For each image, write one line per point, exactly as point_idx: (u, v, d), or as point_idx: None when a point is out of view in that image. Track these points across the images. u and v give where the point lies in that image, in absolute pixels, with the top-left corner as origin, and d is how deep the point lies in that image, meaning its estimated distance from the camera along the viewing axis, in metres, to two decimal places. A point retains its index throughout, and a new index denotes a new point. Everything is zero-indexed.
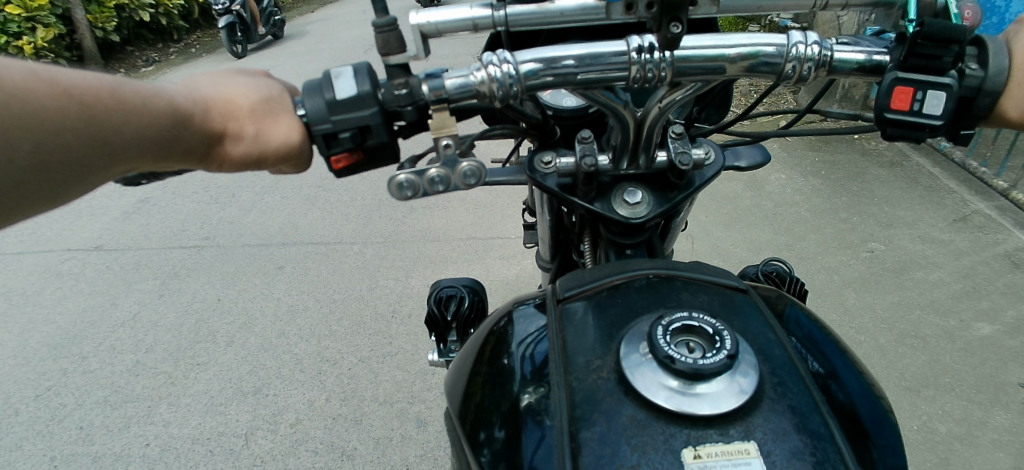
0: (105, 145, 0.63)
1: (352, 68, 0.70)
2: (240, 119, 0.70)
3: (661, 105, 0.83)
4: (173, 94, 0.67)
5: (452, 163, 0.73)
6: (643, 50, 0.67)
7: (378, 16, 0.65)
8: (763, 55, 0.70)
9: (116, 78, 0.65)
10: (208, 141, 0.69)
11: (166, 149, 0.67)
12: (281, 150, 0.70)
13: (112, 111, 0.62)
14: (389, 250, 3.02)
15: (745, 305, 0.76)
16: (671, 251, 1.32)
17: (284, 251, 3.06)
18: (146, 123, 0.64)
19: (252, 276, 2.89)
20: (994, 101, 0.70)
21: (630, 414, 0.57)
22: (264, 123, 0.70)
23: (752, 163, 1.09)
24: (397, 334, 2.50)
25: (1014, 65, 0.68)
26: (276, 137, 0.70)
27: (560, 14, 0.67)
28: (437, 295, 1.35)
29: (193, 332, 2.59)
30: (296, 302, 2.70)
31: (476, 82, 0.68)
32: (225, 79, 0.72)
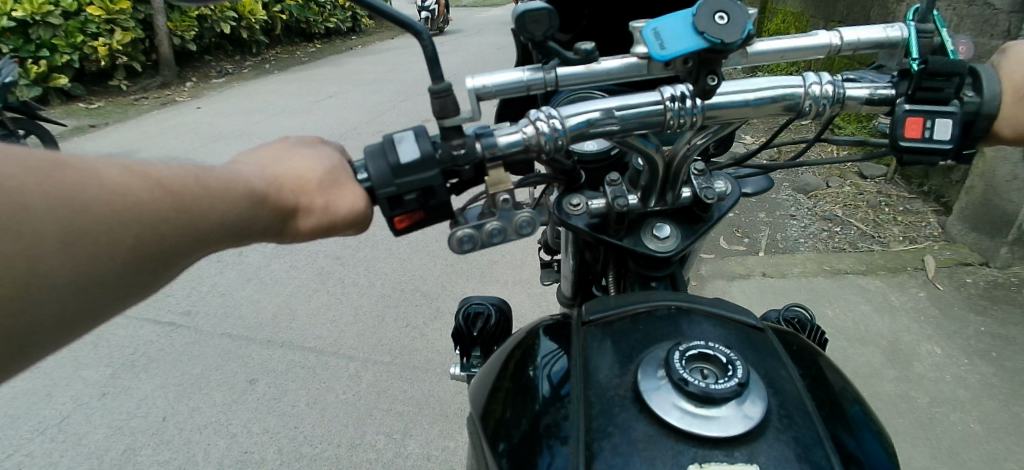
0: (194, 234, 0.65)
1: (410, 134, 0.76)
2: (312, 195, 0.75)
3: (687, 148, 0.90)
4: (248, 176, 0.72)
5: (508, 217, 0.80)
6: (676, 98, 0.74)
7: (434, 83, 0.73)
8: (796, 97, 0.77)
9: (195, 168, 0.68)
10: (284, 217, 0.73)
11: (248, 230, 0.70)
12: (349, 218, 0.75)
13: (199, 200, 0.65)
14: (429, 284, 3.20)
15: (760, 341, 0.80)
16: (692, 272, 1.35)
17: (324, 285, 3.22)
18: (230, 209, 0.68)
19: (287, 306, 3.05)
20: (992, 123, 0.74)
21: (643, 429, 0.62)
22: (332, 194, 0.75)
23: (757, 190, 1.18)
24: (418, 376, 2.56)
25: (1006, 89, 0.73)
26: (345, 207, 0.75)
27: (605, 74, 0.75)
28: (466, 311, 1.42)
29: (231, 347, 2.77)
30: (327, 329, 2.87)
31: (525, 137, 0.76)
32: (294, 155, 0.78)
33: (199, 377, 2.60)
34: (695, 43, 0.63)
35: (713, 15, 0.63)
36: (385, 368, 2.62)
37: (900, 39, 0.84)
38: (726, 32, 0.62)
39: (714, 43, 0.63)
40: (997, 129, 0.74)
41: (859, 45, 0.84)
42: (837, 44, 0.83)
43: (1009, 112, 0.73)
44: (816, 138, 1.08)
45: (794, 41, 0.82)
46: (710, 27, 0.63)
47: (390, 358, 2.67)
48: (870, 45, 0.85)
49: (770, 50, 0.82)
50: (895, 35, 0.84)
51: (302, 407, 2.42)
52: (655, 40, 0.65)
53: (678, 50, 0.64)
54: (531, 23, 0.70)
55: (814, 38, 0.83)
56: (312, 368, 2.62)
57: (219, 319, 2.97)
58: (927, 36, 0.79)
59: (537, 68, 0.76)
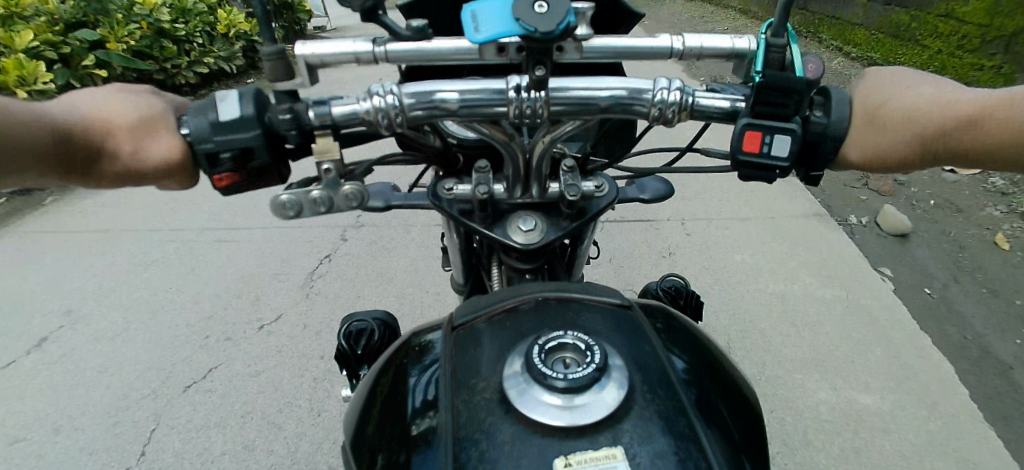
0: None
1: (239, 91, 0.71)
2: (121, 138, 0.69)
3: (545, 142, 0.90)
4: (53, 111, 0.67)
5: (334, 186, 0.75)
6: (520, 89, 0.72)
7: (267, 45, 0.71)
8: (619, 98, 0.77)
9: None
10: (91, 154, 0.68)
11: (47, 162, 0.65)
12: (159, 168, 0.70)
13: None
14: (324, 275, 2.87)
15: (627, 321, 0.81)
16: (579, 277, 1.39)
17: (206, 285, 2.79)
18: (27, 140, 0.63)
19: (158, 317, 2.60)
20: (839, 146, 0.80)
21: (509, 430, 0.60)
22: (143, 140, 0.70)
23: (655, 196, 1.17)
24: (319, 376, 2.29)
25: (852, 114, 0.79)
26: (155, 154, 0.70)
27: (437, 54, 0.71)
28: (347, 330, 1.33)
29: (86, 373, 2.32)
30: (208, 338, 2.48)
31: (362, 111, 0.71)
32: (105, 97, 0.71)
33: (43, 417, 2.14)
34: (510, 28, 0.62)
35: (532, 3, 0.61)
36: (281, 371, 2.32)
37: (749, 49, 0.86)
38: (542, 20, 0.61)
39: (530, 31, 0.61)
40: (846, 152, 0.80)
41: (703, 50, 0.85)
42: (679, 47, 0.83)
43: (854, 136, 0.79)
44: (691, 144, 1.14)
45: (636, 41, 0.80)
46: (527, 14, 0.61)
47: (285, 363, 2.36)
48: (717, 52, 0.86)
49: (606, 47, 0.76)
50: (742, 46, 0.85)
51: (184, 431, 2.08)
52: (472, 23, 0.64)
53: (496, 31, 0.63)
54: None
55: (656, 40, 0.82)
56: (194, 385, 2.26)
57: (70, 342, 2.48)
58: (776, 50, 0.79)
59: (370, 40, 0.73)
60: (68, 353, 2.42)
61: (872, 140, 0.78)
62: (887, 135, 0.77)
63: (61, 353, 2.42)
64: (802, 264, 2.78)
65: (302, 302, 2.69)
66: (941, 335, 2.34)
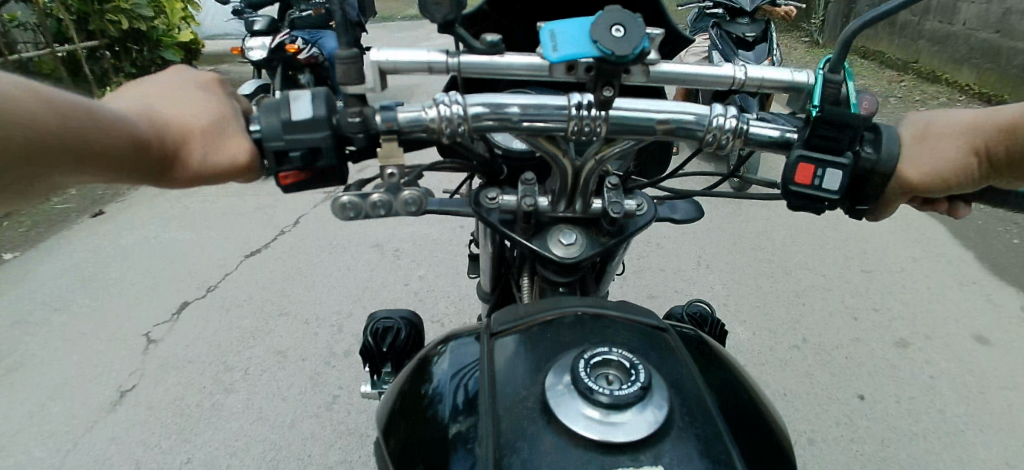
0: (76, 159, 0.59)
1: (311, 92, 0.74)
2: (195, 141, 0.70)
3: (597, 160, 0.91)
4: (133, 114, 0.66)
5: (394, 191, 0.77)
6: (582, 106, 0.74)
7: (341, 48, 0.69)
8: (681, 121, 0.78)
9: (86, 98, 0.61)
10: (169, 157, 0.69)
11: (128, 167, 0.65)
12: (230, 169, 0.73)
13: (90, 131, 0.59)
14: (340, 286, 2.92)
15: (663, 342, 0.82)
16: (608, 292, 1.38)
17: (227, 294, 2.88)
18: (116, 143, 0.62)
19: (179, 322, 2.68)
20: (886, 180, 0.81)
21: (551, 440, 0.61)
22: (216, 143, 0.72)
23: (686, 217, 1.19)
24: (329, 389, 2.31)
25: (902, 147, 0.80)
26: (227, 157, 0.72)
27: (508, 68, 0.72)
28: (374, 326, 1.35)
29: (108, 367, 2.40)
30: (223, 343, 2.55)
31: (427, 118, 0.73)
32: (182, 97, 0.72)
33: (68, 407, 2.23)
34: (587, 50, 0.64)
35: (609, 26, 0.63)
36: (295, 376, 2.37)
37: (805, 83, 0.86)
38: (619, 45, 0.63)
39: (606, 54, 0.63)
40: (894, 183, 0.81)
41: (763, 83, 0.85)
42: (741, 77, 0.83)
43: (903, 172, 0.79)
44: (734, 170, 1.13)
45: (698, 70, 0.81)
46: (604, 38, 0.63)
47: (295, 372, 2.40)
48: (777, 85, 0.86)
49: (673, 73, 0.78)
50: (801, 80, 0.86)
51: (195, 434, 2.12)
52: (550, 41, 0.66)
53: (573, 52, 0.65)
54: (433, 5, 0.68)
55: (718, 68, 0.84)
56: (207, 390, 2.31)
57: (91, 341, 2.55)
58: (834, 84, 0.78)
59: (443, 51, 0.74)
60: (88, 353, 2.49)
61: (924, 159, 0.79)
62: (938, 153, 0.79)
63: (80, 354, 2.48)
64: (820, 310, 2.76)
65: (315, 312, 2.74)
66: (960, 392, 2.31)
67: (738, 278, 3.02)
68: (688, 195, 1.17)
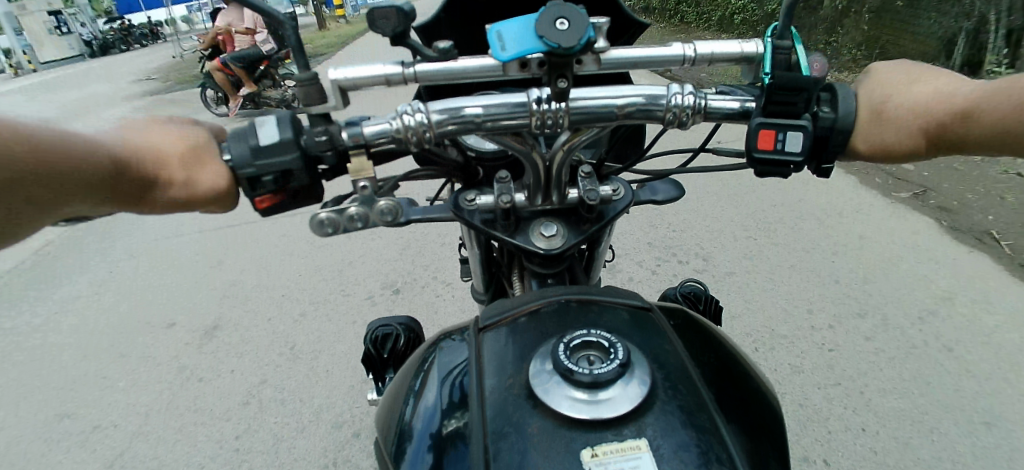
0: (50, 186, 0.63)
1: (276, 116, 0.77)
2: (170, 168, 0.72)
3: (566, 149, 0.93)
4: (109, 140, 0.69)
5: (369, 202, 0.79)
6: (541, 101, 0.76)
7: (300, 71, 0.72)
8: (637, 104, 0.81)
9: (57, 127, 0.65)
10: (146, 184, 0.71)
11: (102, 193, 0.68)
12: (209, 196, 0.75)
13: (61, 160, 0.63)
14: (338, 300, 2.94)
15: (648, 321, 0.84)
16: (598, 281, 1.40)
17: (228, 318, 2.88)
18: (90, 170, 0.65)
19: (184, 353, 2.70)
20: (847, 138, 0.86)
21: (537, 423, 0.64)
22: (194, 170, 0.74)
23: (667, 197, 1.20)
24: (336, 399, 2.34)
25: (861, 110, 0.85)
26: (205, 183, 0.74)
27: (462, 71, 0.74)
28: (373, 335, 1.37)
29: (126, 397, 2.44)
30: (229, 364, 2.57)
31: (392, 128, 0.76)
32: (160, 127, 0.75)
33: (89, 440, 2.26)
34: (535, 45, 0.67)
35: (554, 20, 0.66)
36: (303, 391, 2.39)
37: (756, 54, 0.89)
38: (565, 36, 0.65)
39: (554, 47, 0.66)
40: (854, 145, 0.86)
41: (715, 56, 0.87)
42: (692, 55, 0.85)
43: (860, 132, 0.85)
44: (702, 145, 1.16)
45: (651, 52, 0.83)
46: (550, 32, 0.66)
47: (300, 389, 2.41)
48: (728, 58, 0.89)
49: (624, 58, 0.79)
50: (750, 50, 0.88)
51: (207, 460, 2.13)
52: (498, 41, 0.69)
53: (521, 49, 0.68)
54: (380, 20, 0.70)
55: (669, 49, 0.85)
56: (216, 416, 2.32)
57: (98, 380, 2.56)
58: (783, 51, 0.83)
59: (399, 63, 0.76)
60: (97, 390, 2.50)
61: (879, 134, 0.83)
62: (888, 128, 0.82)
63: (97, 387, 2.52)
64: (816, 273, 2.79)
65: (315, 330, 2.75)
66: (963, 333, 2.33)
67: (734, 250, 3.04)
68: (665, 176, 1.18)
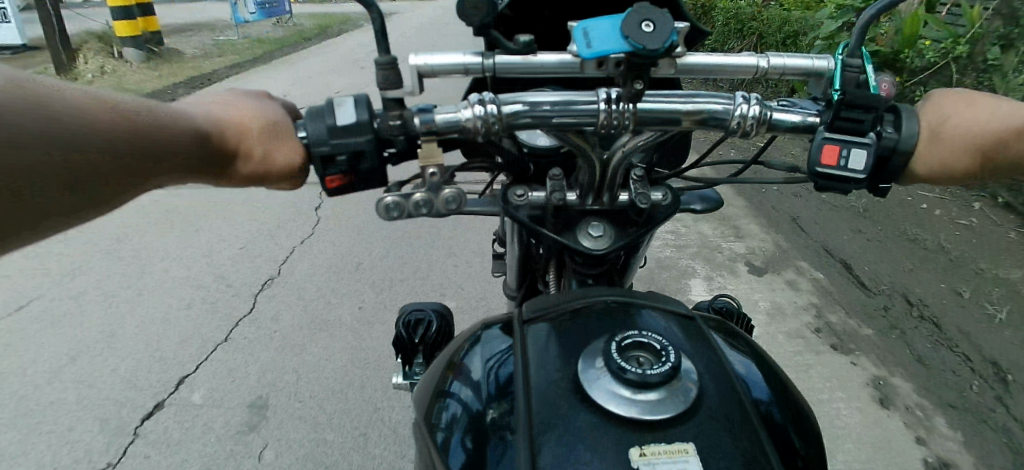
0: (141, 160, 0.64)
1: (353, 98, 0.78)
2: (252, 141, 0.75)
3: (623, 152, 0.95)
4: (189, 114, 0.71)
5: (435, 189, 0.81)
6: (611, 100, 0.78)
7: (380, 54, 0.74)
8: (711, 111, 0.83)
9: (141, 102, 0.67)
10: (227, 156, 0.74)
11: (188, 165, 0.70)
12: (285, 171, 0.77)
13: (149, 131, 0.65)
14: (366, 287, 3.03)
15: (693, 329, 0.85)
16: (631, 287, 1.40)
17: (259, 295, 2.97)
18: (174, 137, 0.67)
19: (212, 317, 2.80)
20: (907, 161, 0.85)
21: (586, 418, 0.65)
22: (272, 145, 0.76)
23: (705, 205, 1.22)
24: (358, 377, 2.43)
25: (920, 131, 0.84)
26: (283, 158, 0.76)
27: (541, 66, 0.76)
28: (405, 319, 1.40)
29: (161, 351, 2.57)
30: (259, 333, 2.69)
31: (463, 119, 0.77)
32: (234, 104, 0.77)
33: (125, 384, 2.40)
34: (619, 46, 0.68)
35: (640, 22, 0.67)
36: (328, 372, 2.46)
37: (826, 70, 0.89)
38: (650, 40, 0.67)
39: (638, 48, 0.67)
40: (913, 167, 0.85)
41: (787, 70, 0.88)
42: (764, 67, 0.85)
43: (921, 154, 0.84)
44: (755, 158, 1.13)
45: (724, 58, 0.84)
46: (635, 33, 0.67)
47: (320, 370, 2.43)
48: (800, 72, 0.89)
49: (699, 64, 0.80)
50: (821, 66, 0.89)
51: (231, 428, 2.19)
52: (584, 38, 0.70)
53: (604, 48, 0.69)
54: (469, 10, 0.72)
55: (743, 57, 0.85)
56: (242, 378, 2.42)
57: (135, 332, 2.69)
58: (853, 71, 0.85)
59: (478, 53, 0.77)
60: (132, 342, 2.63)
61: (940, 155, 0.83)
62: (949, 149, 0.82)
63: (132, 339, 2.65)
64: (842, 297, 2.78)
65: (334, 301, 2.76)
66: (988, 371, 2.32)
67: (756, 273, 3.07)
68: (708, 184, 1.20)
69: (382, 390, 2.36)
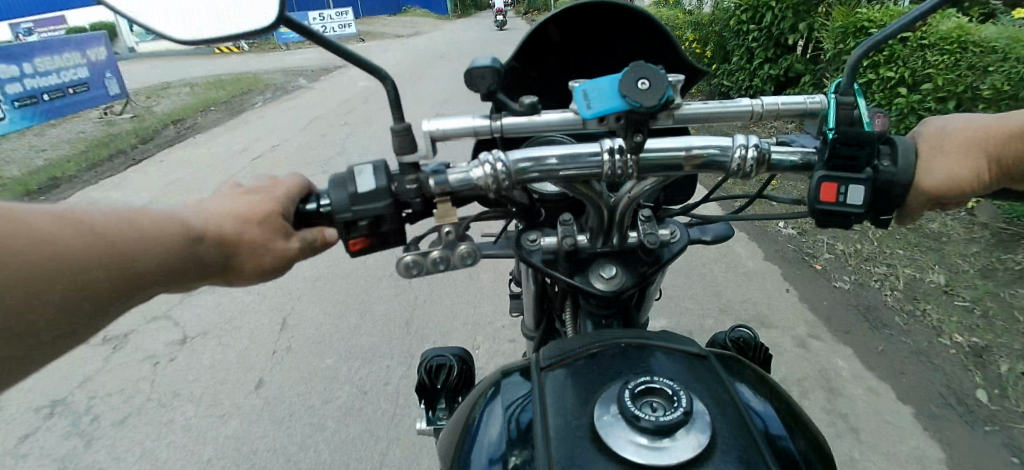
0: (130, 274, 0.67)
1: (371, 165, 0.84)
2: (250, 241, 0.78)
3: (629, 196, 0.99)
4: (177, 216, 0.73)
5: (451, 246, 0.86)
6: (613, 151, 0.81)
7: (397, 123, 0.82)
8: (711, 154, 0.86)
9: (124, 211, 0.69)
10: (194, 240, 0.72)
11: (187, 263, 0.72)
12: (279, 261, 0.81)
13: (129, 242, 0.67)
14: (389, 318, 3.08)
15: (706, 370, 0.87)
16: (649, 319, 1.42)
17: (286, 331, 3.05)
18: (163, 245, 0.69)
19: (243, 356, 2.88)
20: (913, 180, 0.87)
21: (602, 464, 0.68)
22: (269, 242, 0.79)
23: (716, 237, 1.26)
24: (385, 411, 2.47)
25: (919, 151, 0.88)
26: (275, 253, 0.80)
27: (546, 125, 0.82)
28: (427, 364, 1.44)
29: (196, 392, 2.66)
30: (288, 369, 2.77)
31: (474, 178, 0.82)
32: (229, 201, 0.80)
33: (161, 426, 2.48)
34: (617, 104, 0.73)
35: (636, 81, 0.72)
36: (356, 406, 2.51)
37: (821, 106, 0.94)
38: (645, 97, 0.71)
39: (635, 105, 0.71)
40: (920, 183, 0.87)
41: (780, 110, 0.91)
42: (759, 108, 0.89)
43: (925, 170, 0.87)
44: (759, 193, 1.15)
45: (718, 107, 0.89)
46: (632, 92, 0.72)
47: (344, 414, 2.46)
48: (794, 111, 0.92)
49: (696, 113, 0.85)
50: (816, 104, 0.92)
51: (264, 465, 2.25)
52: (583, 99, 0.76)
53: (605, 107, 0.74)
54: (476, 78, 0.78)
55: (736, 104, 0.89)
56: (272, 416, 2.49)
57: (170, 375, 2.79)
58: (850, 104, 0.84)
59: (486, 116, 0.84)
60: (168, 383, 2.73)
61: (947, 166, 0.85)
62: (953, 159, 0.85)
63: (168, 382, 2.74)
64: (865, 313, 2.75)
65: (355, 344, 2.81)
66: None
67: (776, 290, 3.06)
68: (715, 218, 1.24)
69: (409, 423, 2.40)
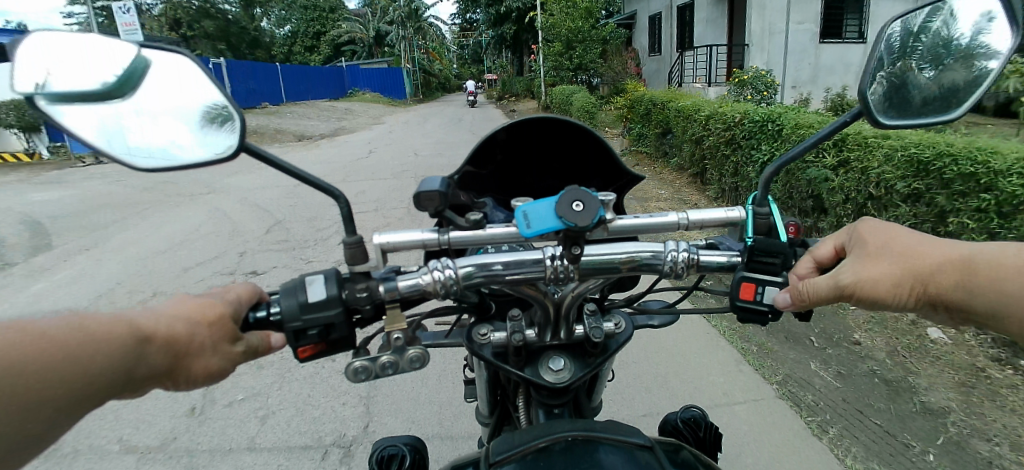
0: (77, 380, 0.65)
1: (322, 274, 0.89)
2: (198, 344, 0.77)
3: (574, 292, 1.06)
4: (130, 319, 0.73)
5: (400, 351, 0.89)
6: (554, 257, 0.90)
7: (349, 236, 0.87)
8: (644, 258, 0.94)
9: (75, 316, 0.68)
10: (142, 341, 0.71)
11: (134, 371, 0.71)
12: (224, 363, 0.80)
13: (83, 348, 0.65)
14: None
15: (651, 463, 0.90)
16: (601, 404, 1.45)
17: None
18: (115, 349, 0.68)
19: None
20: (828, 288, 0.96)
21: None
22: (216, 343, 0.79)
23: (663, 322, 1.33)
24: None
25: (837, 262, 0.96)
26: (221, 354, 0.80)
27: (491, 237, 0.89)
28: (379, 456, 1.40)
29: None
30: None
31: (424, 282, 0.88)
32: (177, 304, 0.80)
33: None
34: (554, 224, 0.80)
35: (571, 204, 0.80)
36: None
37: (740, 218, 1.03)
38: (580, 217, 0.79)
39: (571, 225, 0.79)
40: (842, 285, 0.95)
41: (705, 221, 1.00)
42: (685, 220, 0.99)
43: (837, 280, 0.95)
44: (695, 284, 1.24)
45: (650, 218, 0.97)
46: (568, 213, 0.79)
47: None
48: (717, 222, 1.02)
49: (628, 226, 0.94)
50: (735, 215, 1.02)
51: None
52: (524, 219, 0.83)
53: (543, 226, 0.81)
54: (425, 200, 0.85)
55: (666, 216, 0.98)
56: None
57: None
58: (762, 216, 0.96)
59: (435, 229, 0.89)
60: None
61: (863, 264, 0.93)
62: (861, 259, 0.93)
63: None
64: None
65: (307, 405, 2.64)
66: None
67: None
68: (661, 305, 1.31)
69: None
